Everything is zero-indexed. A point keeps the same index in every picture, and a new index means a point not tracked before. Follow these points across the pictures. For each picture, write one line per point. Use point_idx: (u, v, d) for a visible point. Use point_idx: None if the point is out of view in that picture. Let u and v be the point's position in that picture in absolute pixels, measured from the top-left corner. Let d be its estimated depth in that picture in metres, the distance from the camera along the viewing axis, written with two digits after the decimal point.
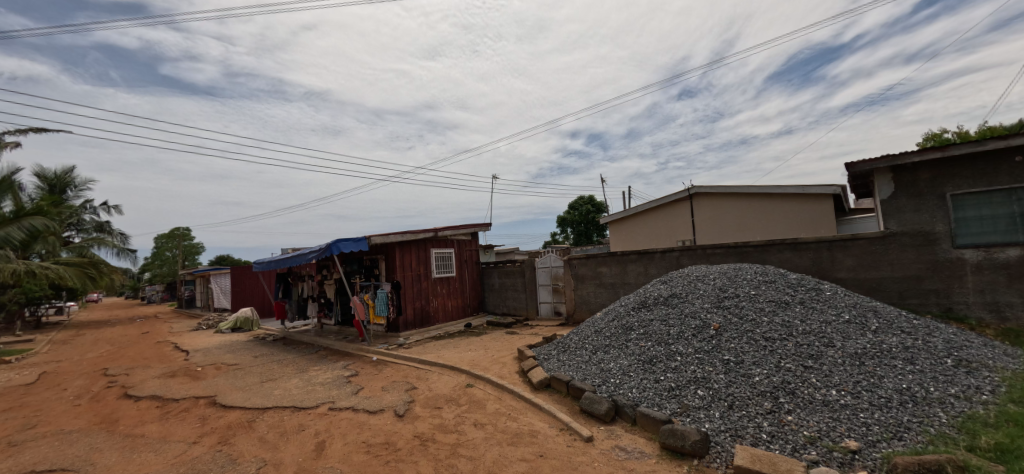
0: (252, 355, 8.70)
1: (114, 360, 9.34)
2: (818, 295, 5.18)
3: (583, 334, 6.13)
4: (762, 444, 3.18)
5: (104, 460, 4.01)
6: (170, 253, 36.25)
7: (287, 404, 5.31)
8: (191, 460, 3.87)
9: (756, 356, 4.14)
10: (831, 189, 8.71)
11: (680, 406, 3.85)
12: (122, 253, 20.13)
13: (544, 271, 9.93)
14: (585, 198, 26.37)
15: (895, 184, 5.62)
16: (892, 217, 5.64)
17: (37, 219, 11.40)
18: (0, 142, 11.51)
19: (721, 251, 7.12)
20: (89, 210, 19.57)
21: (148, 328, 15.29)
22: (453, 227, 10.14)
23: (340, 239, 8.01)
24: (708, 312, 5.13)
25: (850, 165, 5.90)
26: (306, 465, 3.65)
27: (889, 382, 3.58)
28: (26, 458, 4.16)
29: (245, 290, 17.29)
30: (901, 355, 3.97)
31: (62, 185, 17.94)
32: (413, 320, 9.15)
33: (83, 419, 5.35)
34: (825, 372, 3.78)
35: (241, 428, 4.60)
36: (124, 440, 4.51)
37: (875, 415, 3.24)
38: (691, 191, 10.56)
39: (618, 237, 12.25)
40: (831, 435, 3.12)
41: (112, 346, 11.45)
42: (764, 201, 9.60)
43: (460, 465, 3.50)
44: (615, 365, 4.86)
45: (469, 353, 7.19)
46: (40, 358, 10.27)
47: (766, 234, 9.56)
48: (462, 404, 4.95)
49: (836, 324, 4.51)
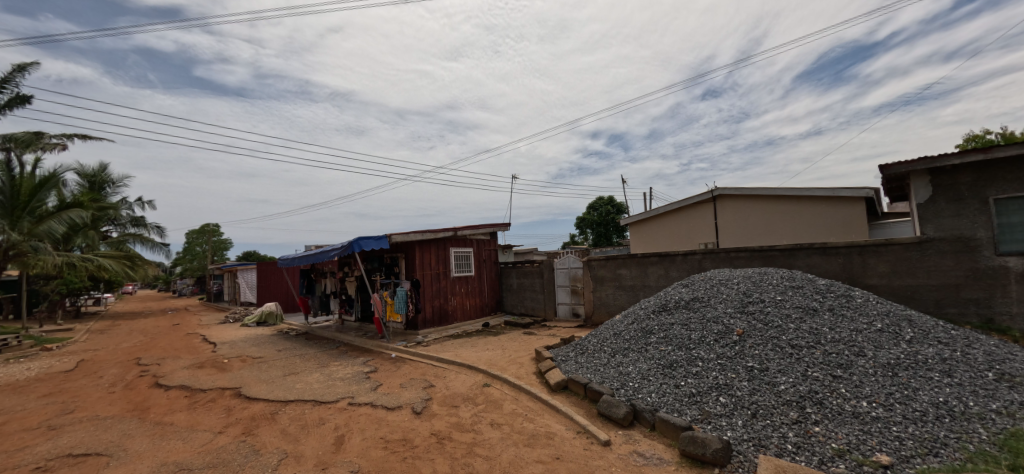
0: (276, 349, 8.94)
1: (146, 350, 9.74)
2: (848, 302, 4.97)
3: (602, 336, 6.06)
4: (787, 455, 3.08)
5: (135, 446, 4.18)
6: (200, 248, 37.51)
7: (308, 398, 5.42)
8: (217, 449, 3.98)
9: (782, 364, 4.02)
10: (865, 192, 8.36)
11: (701, 412, 3.76)
12: (157, 247, 20.98)
13: (562, 272, 9.90)
14: (605, 198, 26.22)
15: (932, 187, 5.35)
16: (929, 222, 5.38)
17: (76, 212, 11.70)
18: (49, 144, 12.17)
19: (745, 255, 6.97)
20: (126, 206, 20.48)
21: (178, 321, 15.85)
22: (472, 227, 10.20)
23: (362, 236, 8.16)
24: (731, 316, 5.00)
25: (884, 166, 5.66)
26: (326, 458, 3.71)
27: (924, 395, 3.42)
28: (65, 441, 4.38)
29: (270, 286, 17.79)
30: (937, 367, 3.78)
31: (101, 182, 18.84)
32: (432, 318, 9.22)
33: (118, 405, 5.61)
34: (855, 383, 3.63)
35: (264, 420, 4.73)
36: (154, 428, 4.69)
37: (909, 429, 3.10)
38: (715, 193, 10.32)
39: (638, 238, 12.10)
40: (861, 448, 3.00)
41: (144, 337, 11.92)
42: (790, 203, 9.33)
43: (476, 464, 3.49)
44: (635, 369, 4.78)
45: (487, 353, 7.20)
46: (79, 346, 10.81)
47: (793, 237, 9.29)
48: (479, 404, 4.95)
49: (867, 332, 4.32)
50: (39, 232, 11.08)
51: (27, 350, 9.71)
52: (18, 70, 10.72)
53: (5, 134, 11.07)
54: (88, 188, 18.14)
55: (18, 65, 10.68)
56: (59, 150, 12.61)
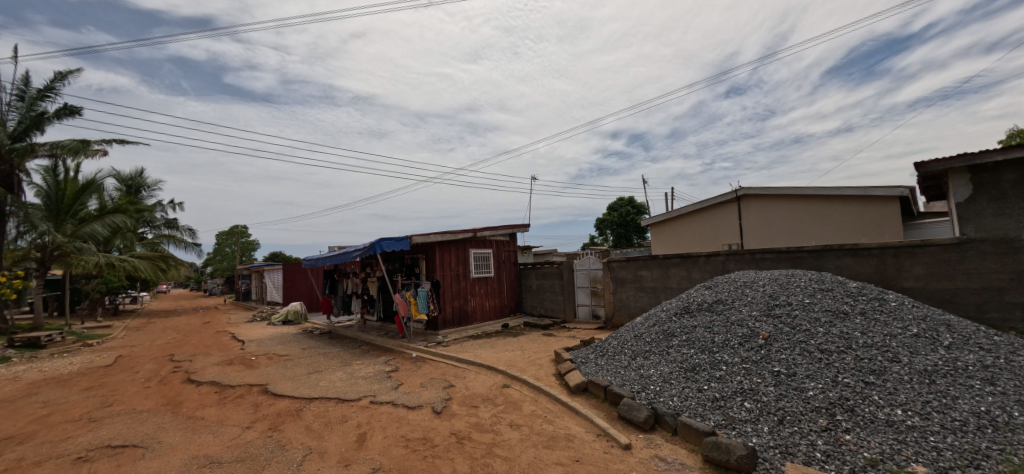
0: (301, 347, 9.18)
1: (179, 347, 10.14)
2: (881, 306, 4.77)
3: (623, 338, 5.99)
4: (816, 463, 2.99)
5: (168, 439, 4.36)
6: (230, 248, 38.91)
7: (332, 395, 5.55)
8: (245, 444, 4.11)
9: (810, 369, 3.89)
10: (899, 190, 8.01)
11: (725, 418, 3.67)
12: (190, 247, 21.82)
13: (582, 273, 9.84)
14: (624, 199, 25.99)
15: (972, 185, 5.09)
16: (969, 222, 5.11)
17: (117, 215, 12.28)
18: (92, 151, 12.78)
19: (771, 256, 6.79)
20: (160, 209, 21.41)
21: (208, 319, 16.47)
22: (492, 228, 10.23)
23: (384, 238, 8.29)
24: (756, 320, 4.87)
25: (919, 165, 5.42)
26: (348, 455, 3.78)
27: (964, 404, 3.25)
28: (104, 433, 4.60)
29: (295, 286, 18.28)
30: (979, 375, 3.59)
31: (137, 186, 19.73)
32: (452, 319, 9.29)
33: (152, 399, 5.86)
34: (889, 390, 3.48)
35: (289, 417, 4.85)
36: (186, 422, 4.88)
37: (947, 439, 2.95)
38: (739, 193, 10.07)
39: (659, 240, 11.94)
40: (895, 458, 2.88)
41: (177, 335, 12.45)
42: (819, 203, 9.03)
43: (496, 465, 3.51)
44: (656, 372, 4.71)
45: (506, 354, 7.22)
46: (117, 342, 11.35)
47: (822, 238, 8.97)
48: (499, 405, 4.97)
49: (902, 338, 4.14)
50: (82, 234, 11.66)
51: (71, 346, 10.25)
52: (59, 79, 11.30)
53: (55, 142, 11.66)
54: (126, 193, 19.02)
55: (59, 74, 11.28)
56: (100, 156, 13.22)
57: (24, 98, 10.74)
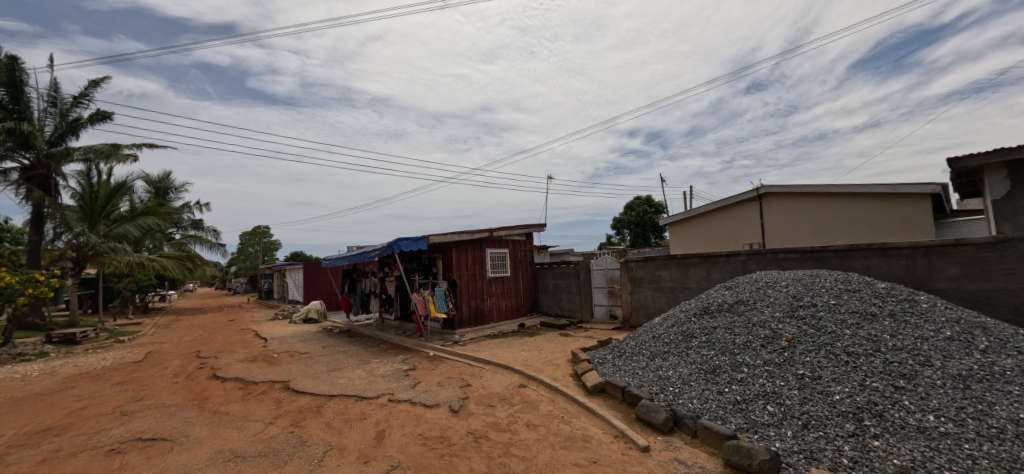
0: (321, 345, 9.36)
1: (205, 344, 10.47)
2: (912, 308, 4.59)
3: (641, 339, 5.92)
4: (842, 470, 2.90)
5: (195, 433, 4.50)
6: (252, 249, 39.97)
7: (351, 393, 5.63)
8: (267, 439, 4.21)
9: (836, 372, 3.77)
10: (930, 188, 7.71)
11: (747, 421, 3.59)
12: (215, 247, 22.52)
13: (599, 273, 9.78)
14: (641, 198, 25.68)
15: (1010, 181, 4.90)
16: (1006, 220, 4.89)
17: (147, 216, 12.79)
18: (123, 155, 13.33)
19: (794, 256, 6.61)
20: (187, 210, 22.17)
21: (232, 317, 16.92)
22: (508, 227, 10.24)
23: (401, 238, 8.38)
24: (779, 321, 4.75)
25: (952, 160, 5.20)
26: (368, 451, 3.84)
27: (1002, 410, 3.10)
28: (135, 426, 4.78)
29: (314, 285, 18.65)
30: (1018, 380, 3.42)
31: (165, 188, 20.46)
32: (469, 318, 9.34)
33: (180, 395, 6.06)
34: (921, 395, 3.35)
35: (310, 413, 4.95)
36: (212, 416, 5.03)
37: (983, 447, 2.83)
38: (761, 191, 9.84)
39: (678, 239, 11.76)
40: (927, 466, 2.77)
41: (203, 332, 12.85)
42: (845, 201, 8.76)
43: (513, 464, 3.51)
44: (675, 373, 4.64)
45: (523, 354, 7.22)
46: (146, 339, 11.78)
47: (848, 237, 8.70)
48: (515, 404, 4.97)
49: (934, 341, 3.98)
50: (115, 234, 12.18)
51: (103, 343, 10.68)
52: (92, 86, 11.79)
53: (89, 147, 12.19)
54: (155, 195, 19.73)
55: (93, 81, 11.77)
56: (132, 160, 13.78)
57: (56, 104, 11.19)
